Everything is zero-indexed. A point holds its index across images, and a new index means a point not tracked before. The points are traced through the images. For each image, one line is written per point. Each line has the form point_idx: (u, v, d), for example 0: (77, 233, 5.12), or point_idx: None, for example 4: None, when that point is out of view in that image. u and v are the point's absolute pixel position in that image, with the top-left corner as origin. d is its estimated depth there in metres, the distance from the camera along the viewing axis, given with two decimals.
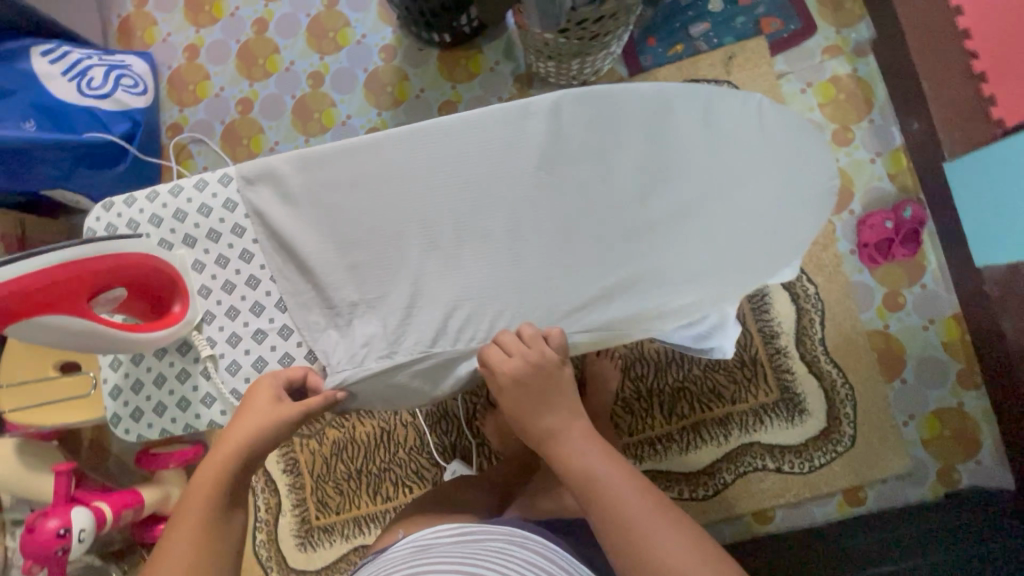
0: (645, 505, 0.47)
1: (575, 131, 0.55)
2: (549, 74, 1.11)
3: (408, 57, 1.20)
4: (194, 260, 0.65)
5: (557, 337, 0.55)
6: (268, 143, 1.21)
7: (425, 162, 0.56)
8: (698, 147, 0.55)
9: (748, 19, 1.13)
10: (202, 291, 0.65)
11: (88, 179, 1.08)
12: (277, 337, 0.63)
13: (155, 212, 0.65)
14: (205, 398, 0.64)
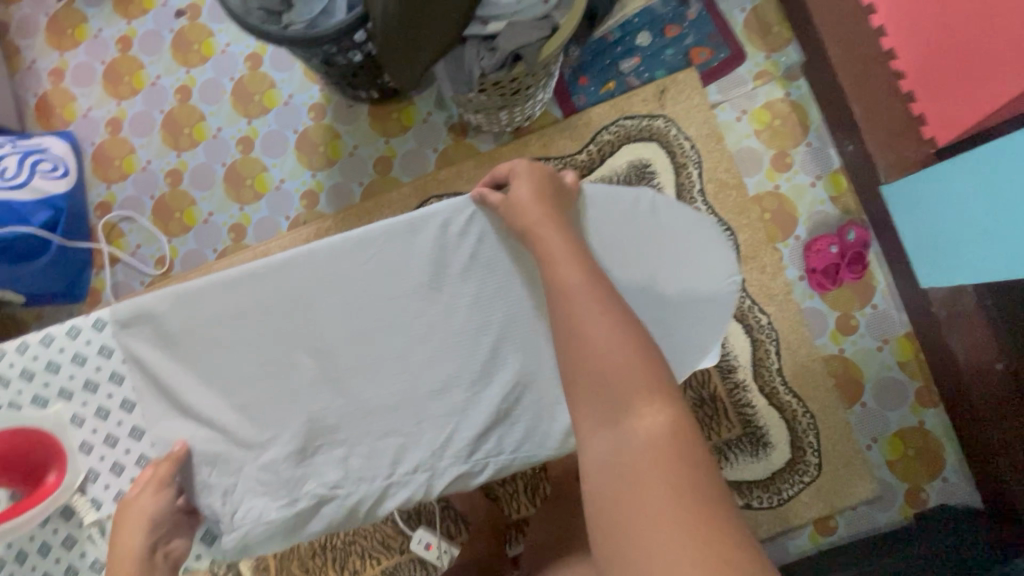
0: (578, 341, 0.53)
1: (450, 251, 0.64)
2: (482, 124, 1.09)
3: (338, 114, 1.17)
4: (72, 415, 0.65)
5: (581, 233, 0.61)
6: (201, 216, 1.17)
7: (308, 281, 0.64)
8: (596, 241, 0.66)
9: (677, 51, 1.11)
10: (84, 447, 0.65)
11: (12, 274, 1.04)
12: None
13: (26, 365, 0.65)
14: (94, 564, 0.65)
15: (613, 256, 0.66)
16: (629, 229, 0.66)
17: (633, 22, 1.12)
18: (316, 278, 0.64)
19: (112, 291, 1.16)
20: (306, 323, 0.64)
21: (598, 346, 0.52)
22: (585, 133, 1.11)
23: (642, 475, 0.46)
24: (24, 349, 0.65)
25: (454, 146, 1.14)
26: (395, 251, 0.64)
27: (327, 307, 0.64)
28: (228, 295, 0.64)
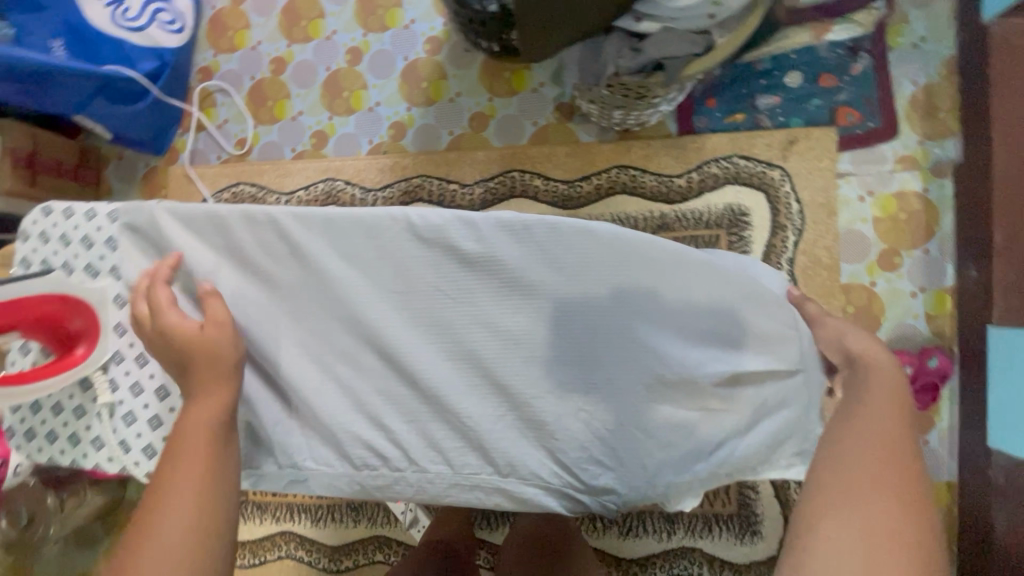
0: (863, 472, 0.47)
1: (474, 273, 0.50)
2: (592, 113, 1.02)
3: (453, 55, 1.12)
4: (116, 294, 0.59)
5: (622, 319, 0.49)
6: (292, 111, 1.17)
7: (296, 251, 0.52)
8: (655, 311, 0.49)
9: (824, 104, 1.01)
10: (118, 328, 0.59)
11: (106, 110, 1.06)
12: (151, 397, 0.60)
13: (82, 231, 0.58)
14: (96, 442, 0.60)
15: (671, 334, 0.50)
16: (701, 302, 0.50)
17: (789, 57, 1.02)
18: (293, 245, 0.52)
19: (189, 157, 1.19)
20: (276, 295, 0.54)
21: (874, 452, 0.48)
22: (693, 158, 1.04)
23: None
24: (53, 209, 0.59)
25: (555, 126, 1.09)
26: (394, 246, 0.50)
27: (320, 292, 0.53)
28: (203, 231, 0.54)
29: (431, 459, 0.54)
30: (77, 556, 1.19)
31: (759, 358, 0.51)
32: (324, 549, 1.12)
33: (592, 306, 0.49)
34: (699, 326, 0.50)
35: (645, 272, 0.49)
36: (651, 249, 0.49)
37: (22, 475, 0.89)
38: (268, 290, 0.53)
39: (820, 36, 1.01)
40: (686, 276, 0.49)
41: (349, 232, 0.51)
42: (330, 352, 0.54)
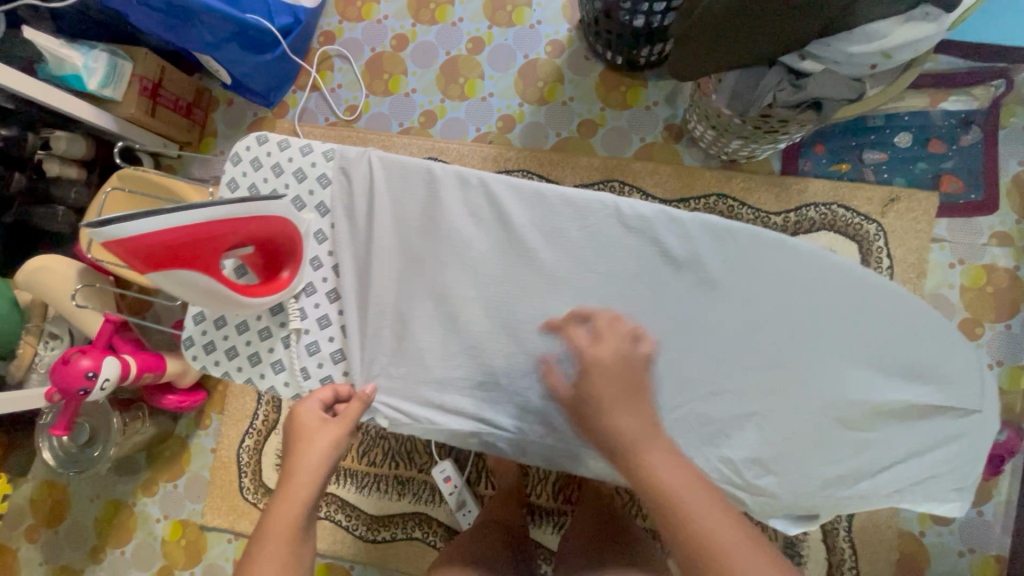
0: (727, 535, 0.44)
1: (670, 265, 0.59)
2: (703, 139, 1.05)
3: (572, 61, 1.15)
4: (317, 229, 0.65)
5: (788, 325, 0.58)
6: (405, 88, 1.20)
7: (514, 214, 0.60)
8: (819, 321, 0.58)
9: (929, 169, 1.04)
10: (314, 262, 0.65)
11: (235, 55, 1.08)
12: (337, 331, 0.65)
13: (301, 166, 0.64)
14: (276, 363, 0.66)
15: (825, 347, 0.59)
16: (859, 318, 0.58)
17: (902, 118, 1.04)
18: (513, 210, 0.60)
19: (298, 114, 1.23)
20: (485, 253, 0.61)
21: (710, 542, 0.44)
22: (792, 199, 1.06)
23: None
24: (284, 144, 0.65)
25: (661, 145, 1.12)
26: (603, 228, 0.59)
27: (527, 255, 0.60)
28: (423, 187, 0.61)
29: (600, 437, 0.61)
30: (115, 482, 1.20)
31: (908, 384, 0.59)
32: (363, 517, 1.12)
33: (763, 308, 0.58)
34: (861, 344, 0.59)
35: (818, 285, 0.58)
36: (823, 269, 0.58)
37: (107, 390, 0.91)
38: (475, 247, 0.61)
39: (936, 103, 1.03)
40: (853, 295, 0.58)
41: (567, 207, 0.59)
42: (517, 315, 0.61)
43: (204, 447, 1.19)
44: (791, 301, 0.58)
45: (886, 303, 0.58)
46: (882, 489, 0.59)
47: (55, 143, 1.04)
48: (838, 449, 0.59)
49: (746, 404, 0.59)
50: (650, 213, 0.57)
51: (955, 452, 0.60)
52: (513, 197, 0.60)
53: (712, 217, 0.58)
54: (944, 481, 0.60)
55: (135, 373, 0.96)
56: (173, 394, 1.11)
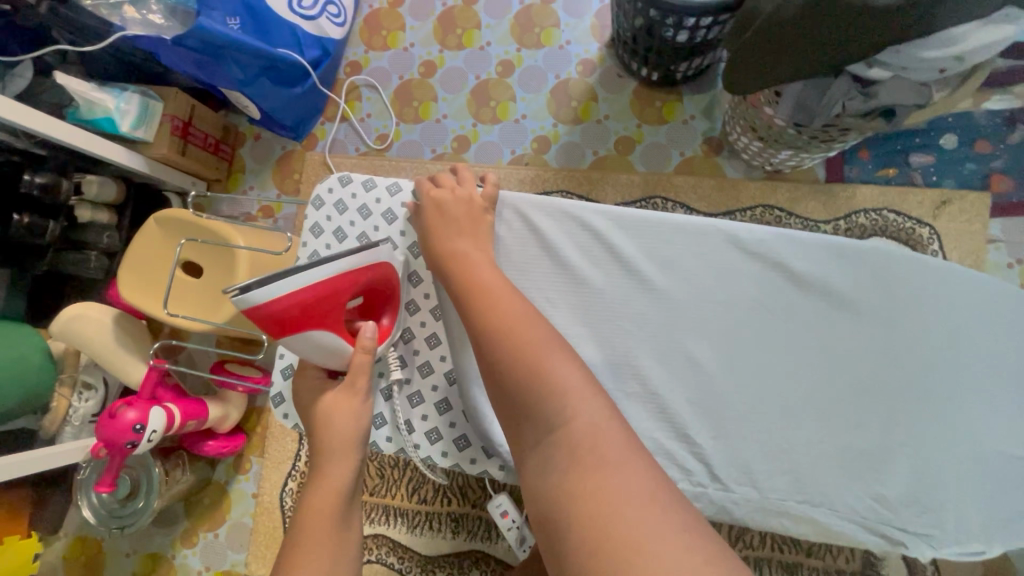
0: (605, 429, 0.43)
1: (775, 284, 0.58)
2: (746, 150, 1.03)
3: (604, 79, 1.14)
4: (412, 271, 0.68)
5: (905, 340, 0.58)
6: (436, 114, 1.19)
7: (630, 243, 0.60)
8: (942, 334, 0.58)
9: (979, 169, 1.02)
10: (410, 306, 0.68)
11: (266, 90, 1.06)
12: (440, 377, 0.67)
13: (391, 208, 0.68)
14: (377, 418, 0.67)
15: (943, 358, 0.58)
16: (980, 327, 0.58)
17: (947, 120, 1.03)
18: (626, 240, 0.60)
19: (328, 145, 1.21)
20: (601, 282, 0.60)
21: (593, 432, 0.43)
22: (841, 206, 1.04)
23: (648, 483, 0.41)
24: (370, 186, 0.69)
25: (702, 159, 1.10)
26: (719, 252, 0.59)
27: (644, 283, 0.60)
28: (521, 221, 0.62)
29: (737, 480, 0.57)
30: (153, 534, 1.16)
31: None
32: (417, 558, 1.08)
33: (886, 325, 0.58)
34: (985, 357, 0.58)
35: (940, 297, 0.58)
36: (936, 280, 0.58)
37: (153, 441, 0.88)
38: (586, 280, 0.61)
39: (979, 103, 1.02)
40: (968, 305, 0.58)
41: (686, 233, 0.59)
42: (620, 345, 0.59)
43: (245, 492, 1.15)
44: (913, 315, 0.58)
45: (1005, 310, 0.59)
46: (1015, 509, 0.56)
47: (87, 188, 1.01)
48: (960, 469, 0.57)
49: (859, 430, 0.57)
50: (759, 233, 0.59)
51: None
52: (625, 228, 0.60)
53: (824, 237, 0.58)
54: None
55: (180, 422, 0.93)
56: (214, 440, 1.07)
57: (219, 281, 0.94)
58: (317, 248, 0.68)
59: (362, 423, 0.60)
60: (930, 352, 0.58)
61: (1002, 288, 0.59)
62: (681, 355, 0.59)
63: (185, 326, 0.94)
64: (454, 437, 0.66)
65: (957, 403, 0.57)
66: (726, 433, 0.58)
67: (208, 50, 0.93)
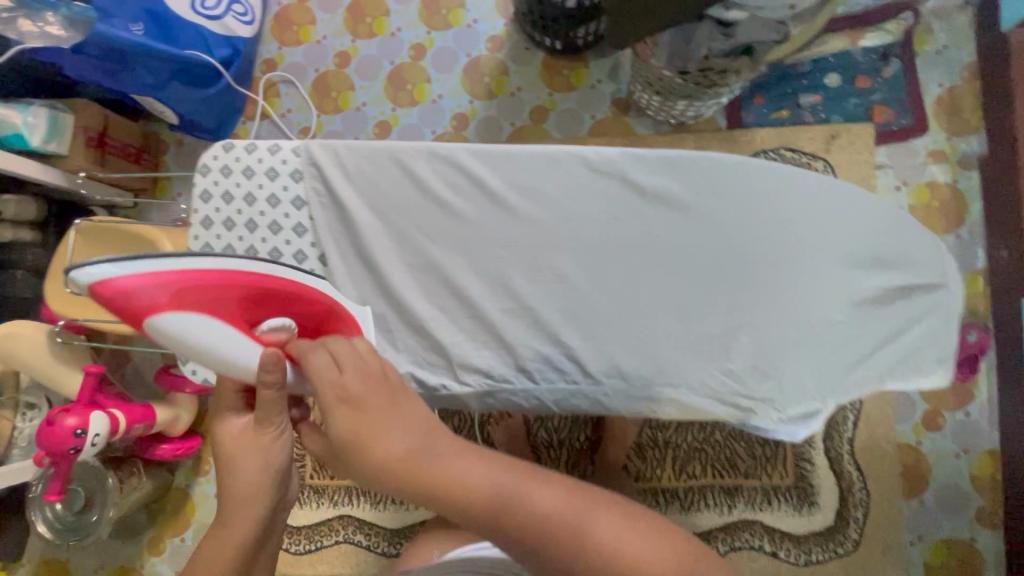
0: (529, 482, 0.45)
1: (648, 206, 0.62)
2: (649, 106, 1.09)
3: (513, 53, 1.19)
4: (298, 224, 0.69)
5: (774, 240, 0.60)
6: (355, 102, 1.21)
7: (495, 175, 0.64)
8: (804, 229, 0.60)
9: (861, 103, 1.10)
10: (299, 256, 0.69)
11: (179, 94, 1.07)
12: None
13: (273, 165, 0.68)
14: None
15: (813, 257, 0.60)
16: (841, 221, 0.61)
17: (828, 60, 1.11)
18: (492, 171, 0.64)
19: None
20: (483, 222, 0.65)
21: (525, 504, 0.44)
22: (743, 150, 1.11)
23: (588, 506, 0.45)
24: (252, 149, 0.69)
25: (612, 120, 1.16)
26: (575, 174, 0.63)
27: (514, 215, 0.64)
28: (394, 165, 0.66)
29: (606, 373, 0.63)
30: (119, 546, 1.16)
31: (883, 271, 0.62)
32: (383, 533, 1.11)
33: (746, 226, 0.60)
34: (841, 244, 0.60)
35: (794, 195, 0.61)
36: (791, 181, 0.61)
37: (98, 446, 0.88)
38: (457, 212, 0.65)
39: (856, 42, 1.11)
40: (826, 201, 0.61)
41: (545, 159, 0.63)
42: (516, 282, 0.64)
43: (207, 494, 1.16)
44: (770, 212, 0.60)
45: (855, 201, 0.62)
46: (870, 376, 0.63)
47: (4, 208, 1.00)
48: (839, 357, 0.61)
49: (728, 319, 0.61)
50: (616, 154, 0.62)
51: (935, 322, 0.65)
52: (489, 160, 0.64)
53: (672, 153, 0.62)
54: (929, 352, 0.66)
55: (126, 428, 0.94)
56: (167, 442, 1.08)
57: None
58: (208, 213, 0.69)
59: (268, 469, 0.53)
60: (791, 249, 0.60)
61: (842, 183, 0.63)
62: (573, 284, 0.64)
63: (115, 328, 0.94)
64: None
65: (828, 290, 0.60)
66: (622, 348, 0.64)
67: (110, 55, 0.94)
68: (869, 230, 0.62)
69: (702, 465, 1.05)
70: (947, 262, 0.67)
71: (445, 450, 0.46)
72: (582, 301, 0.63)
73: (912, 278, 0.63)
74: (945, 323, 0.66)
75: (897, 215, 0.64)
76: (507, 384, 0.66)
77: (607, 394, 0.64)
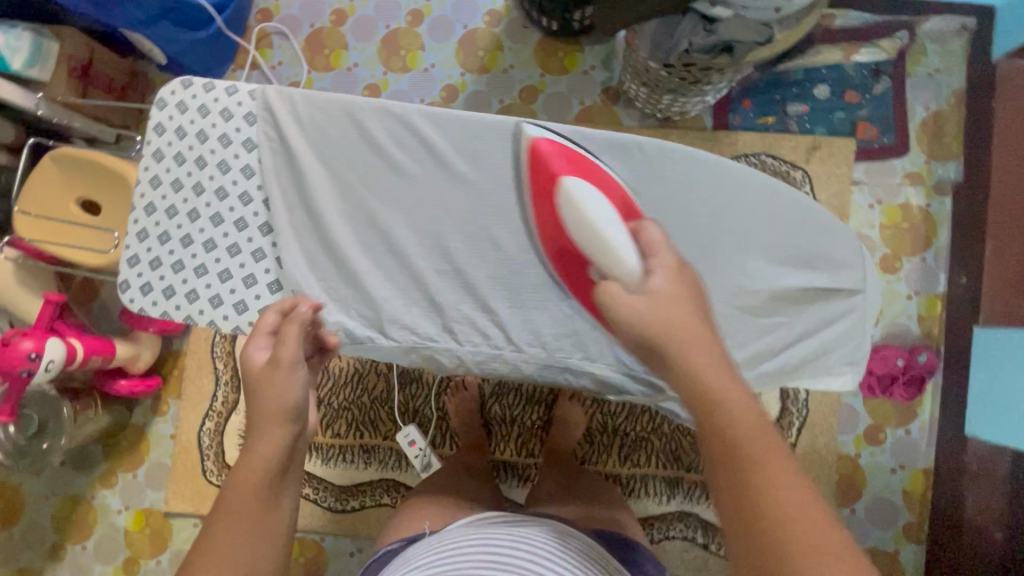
0: (782, 462, 0.42)
1: None
2: (638, 98, 1.09)
3: (511, 29, 1.18)
4: (246, 166, 0.67)
5: (699, 221, 0.64)
6: (347, 62, 1.21)
7: (446, 139, 0.64)
8: (730, 222, 0.64)
9: (847, 117, 1.11)
10: (244, 198, 0.68)
11: (168, 33, 1.04)
12: (272, 263, 0.67)
13: (229, 106, 0.67)
14: (212, 298, 0.67)
15: (737, 243, 0.64)
16: (770, 218, 0.65)
17: (820, 71, 1.11)
18: (444, 136, 0.64)
19: None
20: (430, 185, 0.65)
21: (764, 474, 0.41)
22: (725, 151, 1.12)
23: (812, 513, 0.40)
24: (210, 87, 0.68)
25: (600, 108, 1.16)
26: (518, 147, 0.63)
27: (462, 181, 0.65)
28: (346, 119, 0.65)
29: (529, 340, 0.67)
30: (72, 476, 1.18)
31: (797, 270, 0.66)
32: (331, 489, 1.13)
33: (685, 211, 0.64)
34: (762, 239, 0.65)
35: (732, 189, 0.64)
36: (733, 176, 0.64)
37: (52, 372, 0.90)
38: (403, 171, 0.65)
39: (849, 56, 1.11)
40: (759, 197, 0.64)
41: (498, 127, 0.63)
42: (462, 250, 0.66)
43: (163, 433, 1.18)
44: (705, 203, 0.64)
45: (789, 203, 0.65)
46: (784, 368, 0.66)
47: None
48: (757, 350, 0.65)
49: None
50: (568, 129, 0.62)
51: (845, 328, 0.67)
52: (443, 123, 0.64)
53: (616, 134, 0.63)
54: (837, 356, 0.68)
55: (83, 359, 0.95)
56: (126, 379, 1.10)
57: (119, 219, 0.97)
58: (160, 145, 0.68)
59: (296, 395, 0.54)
60: (718, 242, 0.64)
61: (778, 183, 0.66)
62: (518, 258, 0.66)
63: (89, 264, 0.94)
64: None
65: (737, 278, 0.65)
66: (558, 324, 0.67)
67: None
68: (793, 230, 0.66)
69: (644, 454, 1.08)
70: (872, 271, 0.68)
71: (725, 377, 0.45)
72: (523, 275, 0.66)
73: (827, 276, 0.66)
74: (857, 329, 0.68)
75: (825, 222, 0.66)
76: (434, 343, 0.68)
77: (530, 360, 0.68)
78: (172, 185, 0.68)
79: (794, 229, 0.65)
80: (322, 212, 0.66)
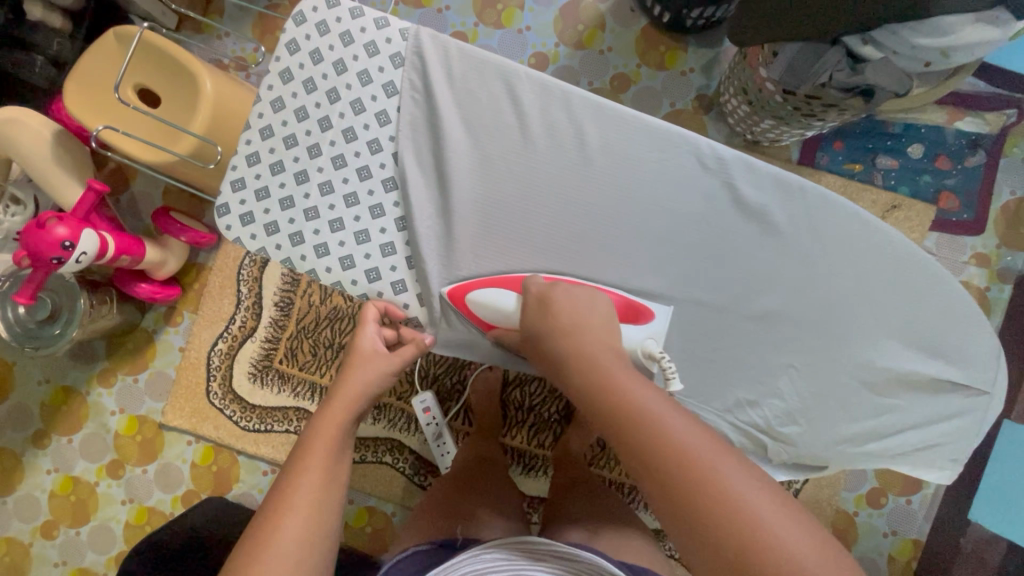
0: (743, 474, 0.46)
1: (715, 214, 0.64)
2: (733, 114, 1.05)
3: (618, 10, 1.12)
4: (382, 112, 0.65)
5: (815, 269, 0.65)
6: (439, 3, 1.13)
7: (599, 131, 0.63)
8: (846, 276, 0.66)
9: (933, 183, 1.08)
10: (372, 146, 0.65)
11: None
12: (391, 223, 0.66)
13: (375, 41, 0.65)
14: (320, 248, 0.65)
15: (848, 300, 0.66)
16: (891, 282, 0.66)
17: (919, 130, 1.08)
18: (597, 128, 0.63)
19: None
20: (572, 174, 0.64)
21: (723, 488, 0.45)
22: None
23: (771, 516, 0.44)
24: (357, 14, 0.65)
25: (689, 114, 1.11)
26: (680, 164, 0.63)
27: (606, 177, 0.64)
28: (500, 84, 0.63)
29: None
30: (70, 367, 1.14)
31: (903, 343, 0.67)
32: None
33: (807, 253, 0.65)
34: (881, 304, 0.66)
35: (859, 244, 0.65)
36: (857, 228, 0.65)
37: (82, 265, 0.85)
38: (545, 153, 0.64)
39: (952, 121, 1.07)
40: (883, 257, 0.66)
41: (653, 132, 0.63)
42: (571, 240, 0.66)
43: (172, 344, 1.14)
44: (830, 252, 0.65)
45: (913, 271, 0.66)
46: (890, 451, 0.69)
47: None
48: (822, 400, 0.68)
49: None
50: (722, 149, 0.63)
51: (956, 426, 0.69)
52: (598, 115, 0.63)
53: (783, 172, 0.64)
54: (945, 451, 0.70)
55: (112, 257, 0.90)
56: (147, 283, 1.05)
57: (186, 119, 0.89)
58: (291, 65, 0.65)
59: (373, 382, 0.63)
60: (820, 293, 0.66)
61: (911, 249, 0.66)
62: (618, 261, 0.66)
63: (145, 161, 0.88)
64: (393, 279, 0.67)
65: (843, 336, 0.67)
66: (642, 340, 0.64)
67: None
68: (912, 299, 0.67)
69: None
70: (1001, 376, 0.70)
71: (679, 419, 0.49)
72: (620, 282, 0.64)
73: (958, 367, 0.68)
74: (970, 429, 0.70)
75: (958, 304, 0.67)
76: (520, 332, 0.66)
77: None
78: (297, 113, 0.65)
79: (921, 302, 0.67)
80: (455, 178, 0.64)
